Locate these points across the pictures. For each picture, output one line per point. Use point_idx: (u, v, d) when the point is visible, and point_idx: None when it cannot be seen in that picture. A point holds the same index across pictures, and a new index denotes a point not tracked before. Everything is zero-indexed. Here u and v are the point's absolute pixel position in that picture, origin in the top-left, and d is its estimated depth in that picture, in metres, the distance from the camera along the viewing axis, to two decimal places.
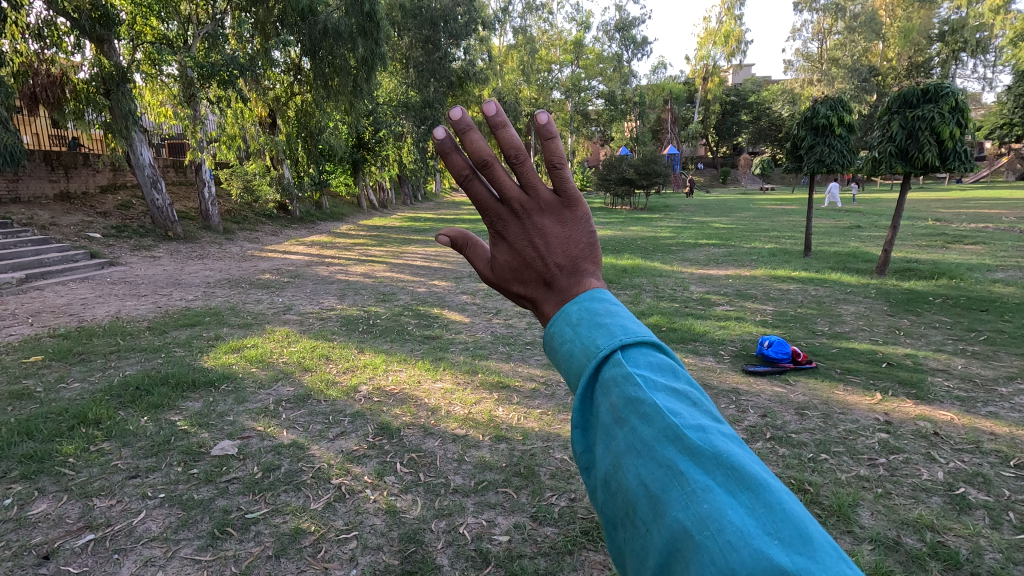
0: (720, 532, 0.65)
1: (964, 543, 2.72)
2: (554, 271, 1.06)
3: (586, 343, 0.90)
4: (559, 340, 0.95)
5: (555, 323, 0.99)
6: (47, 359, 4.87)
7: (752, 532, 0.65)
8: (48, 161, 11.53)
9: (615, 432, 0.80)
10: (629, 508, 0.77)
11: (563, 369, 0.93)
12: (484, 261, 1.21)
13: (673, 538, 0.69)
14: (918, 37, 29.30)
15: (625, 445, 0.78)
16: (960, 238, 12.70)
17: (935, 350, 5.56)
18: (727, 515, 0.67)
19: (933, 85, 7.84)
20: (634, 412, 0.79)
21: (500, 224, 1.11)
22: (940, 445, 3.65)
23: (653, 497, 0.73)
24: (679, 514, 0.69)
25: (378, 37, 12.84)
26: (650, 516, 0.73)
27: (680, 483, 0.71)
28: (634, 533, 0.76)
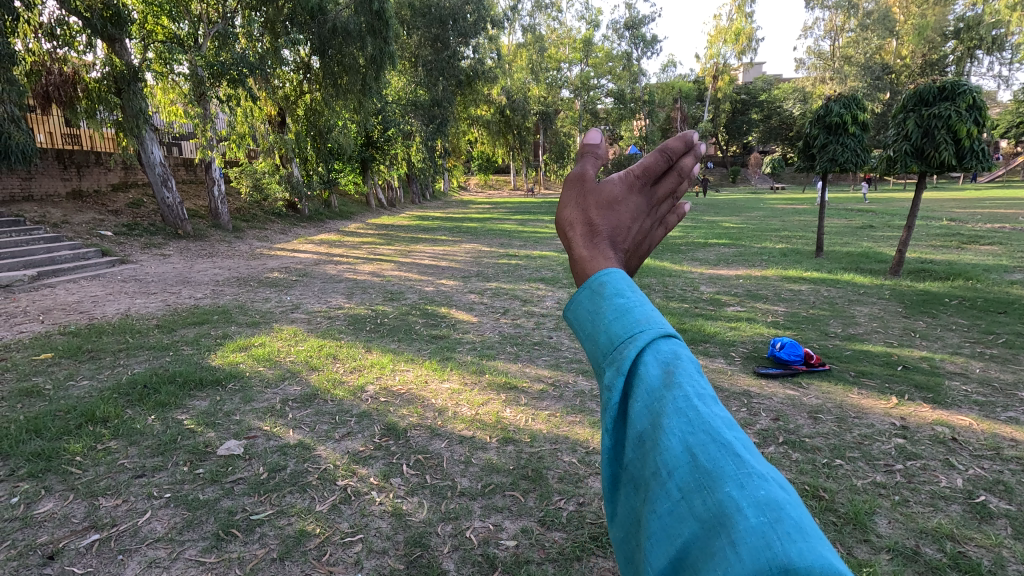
0: (778, 520, 0.56)
1: (985, 553, 2.64)
2: (622, 244, 1.04)
3: (649, 315, 0.84)
4: (611, 297, 0.87)
5: (608, 279, 0.91)
6: (57, 357, 4.89)
7: (806, 528, 0.57)
8: (61, 160, 11.66)
9: (666, 394, 0.71)
10: (666, 473, 0.65)
11: (613, 319, 0.83)
12: (584, 177, 1.14)
13: (717, 511, 0.59)
14: (933, 34, 28.87)
15: (677, 409, 0.68)
16: (976, 238, 12.47)
17: (952, 353, 5.44)
18: (783, 506, 0.59)
19: (950, 82, 7.67)
20: (696, 391, 0.71)
21: (633, 185, 1.13)
22: (958, 452, 3.56)
23: (697, 466, 0.63)
24: (731, 490, 0.60)
25: (387, 36, 13.03)
26: (692, 484, 0.62)
27: (733, 462, 0.63)
28: (663, 498, 0.64)
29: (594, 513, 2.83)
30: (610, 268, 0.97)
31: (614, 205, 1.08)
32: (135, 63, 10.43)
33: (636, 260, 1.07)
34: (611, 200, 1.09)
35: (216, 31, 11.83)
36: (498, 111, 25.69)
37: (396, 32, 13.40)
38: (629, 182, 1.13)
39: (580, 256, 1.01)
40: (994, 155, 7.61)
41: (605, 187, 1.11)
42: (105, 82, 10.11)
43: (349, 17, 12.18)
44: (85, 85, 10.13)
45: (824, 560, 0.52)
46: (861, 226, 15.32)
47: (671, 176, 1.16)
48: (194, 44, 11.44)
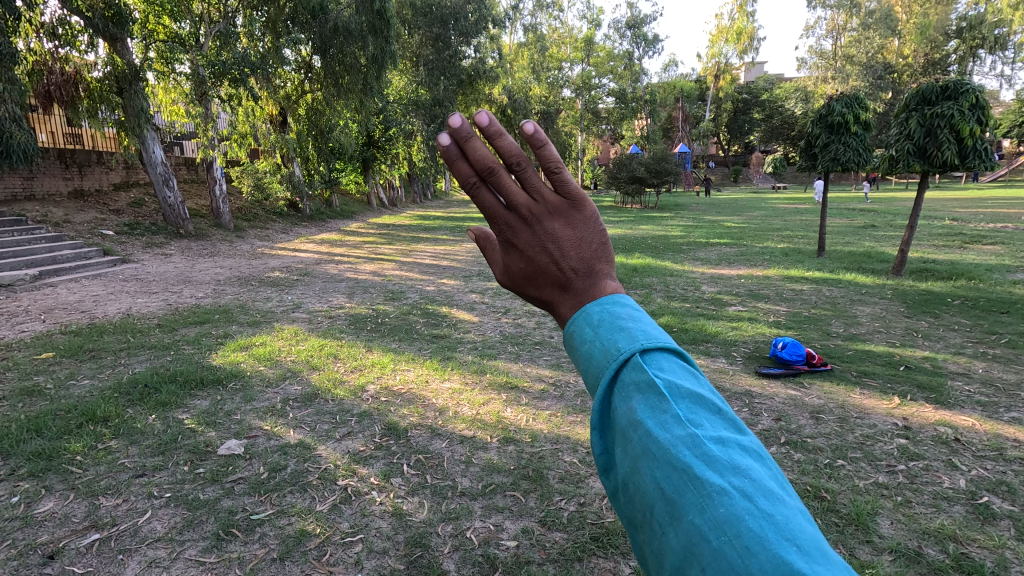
0: (738, 538, 0.62)
1: (988, 555, 2.63)
2: (570, 275, 0.96)
3: (607, 345, 0.82)
4: (579, 339, 0.87)
5: (574, 322, 0.91)
6: (58, 356, 4.89)
7: (770, 537, 0.62)
8: (63, 159, 11.67)
9: (631, 435, 0.73)
10: (647, 511, 0.71)
11: (582, 367, 0.85)
12: (498, 268, 1.09)
13: (689, 543, 0.65)
14: (936, 33, 28.78)
15: (641, 447, 0.71)
16: (978, 238, 12.43)
17: (955, 353, 5.42)
18: (744, 519, 0.63)
19: (953, 81, 7.63)
20: (654, 419, 0.72)
21: (509, 233, 1.00)
22: (961, 452, 3.54)
23: (668, 500, 0.68)
24: (696, 518, 0.65)
25: (388, 35, 12.99)
26: (666, 519, 0.68)
27: (695, 486, 0.66)
28: (652, 533, 0.71)
29: (594, 514, 2.82)
30: (575, 309, 0.96)
31: (528, 271, 1.00)
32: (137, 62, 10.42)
33: (583, 261, 0.96)
34: (523, 273, 1.00)
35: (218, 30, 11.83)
36: (499, 111, 25.64)
37: (397, 31, 13.37)
38: (506, 245, 1.01)
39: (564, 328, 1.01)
40: (997, 154, 7.57)
41: (507, 263, 1.03)
42: (107, 81, 10.15)
43: (350, 17, 12.17)
44: (86, 83, 10.29)
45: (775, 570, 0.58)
46: (864, 226, 15.29)
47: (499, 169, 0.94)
48: (196, 43, 11.45)
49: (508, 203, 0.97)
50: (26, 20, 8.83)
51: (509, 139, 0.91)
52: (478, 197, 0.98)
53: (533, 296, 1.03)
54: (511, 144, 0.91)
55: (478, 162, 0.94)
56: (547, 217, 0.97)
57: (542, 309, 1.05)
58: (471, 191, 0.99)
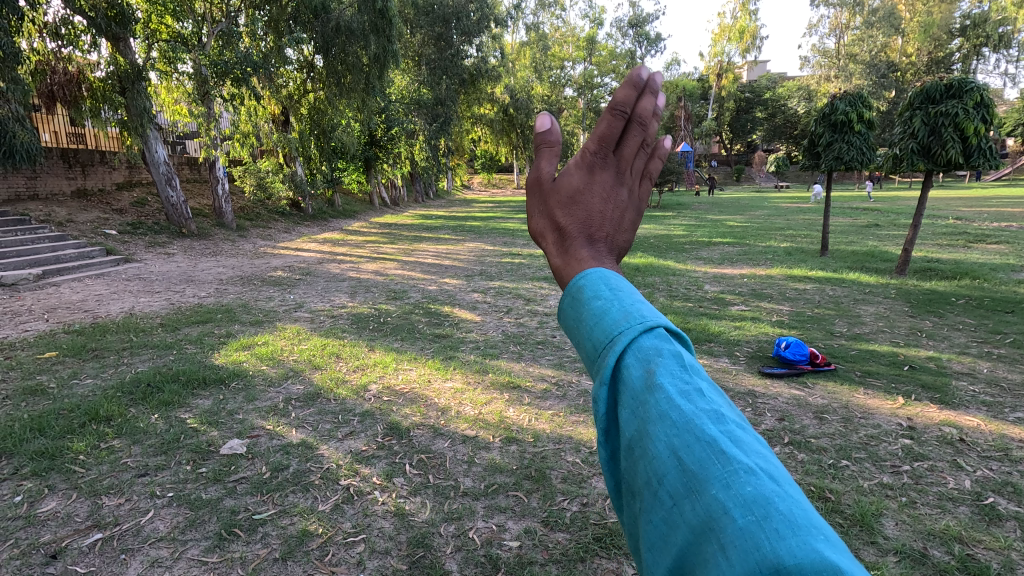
0: (765, 519, 0.54)
1: (995, 556, 2.61)
2: (601, 236, 0.95)
3: (628, 309, 0.79)
4: (591, 296, 0.83)
5: (587, 279, 0.86)
6: (61, 355, 4.90)
7: (799, 522, 0.55)
8: (66, 159, 11.72)
9: (647, 398, 0.67)
10: (656, 480, 0.64)
11: (594, 323, 0.80)
12: (543, 172, 1.05)
13: (706, 517, 0.57)
14: (939, 32, 28.64)
15: (658, 411, 0.66)
16: (983, 237, 12.37)
17: (959, 353, 5.39)
18: (772, 501, 0.57)
19: (957, 80, 7.57)
20: (676, 386, 0.67)
21: (597, 163, 1.00)
22: (966, 453, 3.52)
23: (685, 470, 0.61)
24: (718, 492, 0.58)
25: (390, 34, 13.00)
26: (680, 490, 0.61)
27: (719, 459, 0.61)
28: (657, 506, 0.63)
29: (597, 514, 2.81)
30: (592, 258, 0.92)
31: (580, 197, 0.98)
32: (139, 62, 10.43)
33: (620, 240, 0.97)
34: (575, 193, 0.98)
35: (220, 30, 11.84)
36: (501, 110, 25.65)
37: (399, 30, 13.36)
38: (588, 164, 1.00)
39: (557, 264, 0.95)
40: (1001, 153, 7.53)
41: (565, 177, 1.00)
42: (110, 81, 10.18)
43: (353, 16, 12.22)
44: (90, 83, 10.34)
45: (811, 553, 0.50)
46: (867, 225, 15.24)
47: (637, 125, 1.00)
48: (198, 42, 11.45)
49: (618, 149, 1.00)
50: (30, 20, 8.87)
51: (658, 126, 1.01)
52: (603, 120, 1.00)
53: (555, 219, 0.99)
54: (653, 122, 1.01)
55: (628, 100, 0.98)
56: (621, 182, 1.00)
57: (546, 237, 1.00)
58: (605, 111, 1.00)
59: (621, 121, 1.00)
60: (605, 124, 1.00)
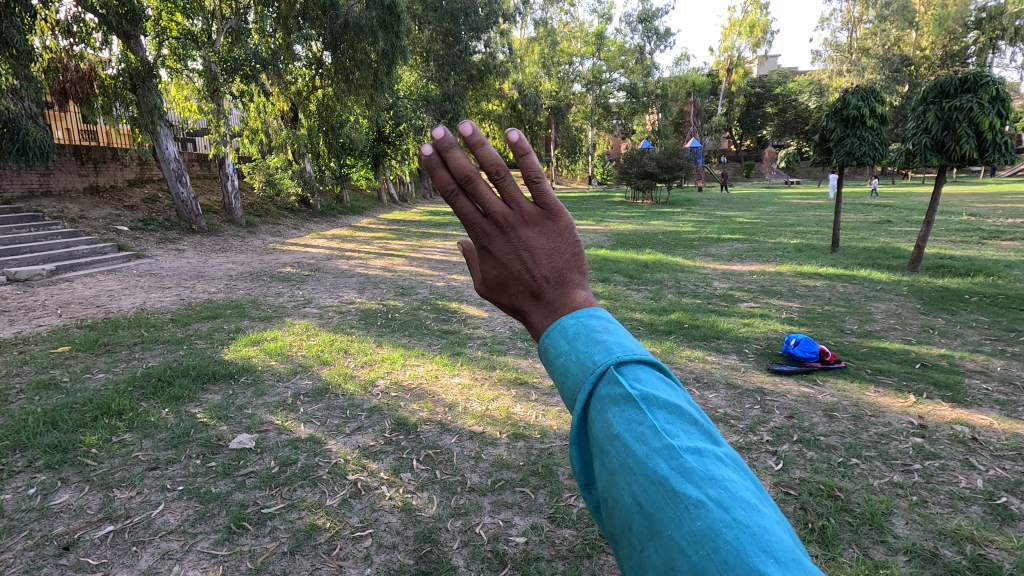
0: (717, 554, 0.59)
1: (1007, 557, 2.57)
2: (542, 283, 0.91)
3: (582, 357, 0.79)
4: (553, 352, 0.83)
5: (549, 334, 0.86)
6: (73, 350, 4.96)
7: (747, 548, 0.59)
8: (79, 156, 11.89)
9: (609, 449, 0.71)
10: (626, 526, 0.68)
11: (557, 379, 0.81)
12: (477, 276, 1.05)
13: (669, 559, 0.62)
14: (953, 25, 28.23)
15: (619, 462, 0.69)
16: (997, 233, 12.19)
17: (972, 351, 5.31)
18: (721, 532, 0.60)
19: (972, 74, 7.45)
20: (632, 432, 0.69)
21: (484, 239, 0.94)
22: (979, 452, 3.47)
23: (647, 515, 0.65)
24: (674, 533, 0.62)
25: (398, 30, 12.97)
26: (644, 534, 0.65)
27: (674, 500, 0.64)
28: (631, 549, 0.68)
29: None
30: (548, 318, 0.91)
31: (501, 277, 0.94)
32: (150, 59, 10.50)
33: (558, 270, 0.92)
34: (497, 278, 0.95)
35: (229, 27, 11.87)
36: (509, 106, 25.52)
37: (407, 26, 13.34)
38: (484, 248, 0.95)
39: (532, 336, 0.95)
40: (1017, 148, 7.40)
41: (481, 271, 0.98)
42: (121, 77, 10.30)
43: (361, 12, 12.15)
44: (102, 81, 10.51)
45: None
46: (881, 221, 15.04)
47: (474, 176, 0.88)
48: (207, 40, 11.51)
49: (485, 210, 0.92)
50: (42, 18, 8.98)
51: (490, 148, 0.84)
52: (455, 207, 0.93)
53: (507, 304, 0.98)
54: (491, 154, 0.85)
55: (457, 171, 0.90)
56: (521, 225, 0.92)
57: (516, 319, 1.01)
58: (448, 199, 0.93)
59: (462, 196, 0.90)
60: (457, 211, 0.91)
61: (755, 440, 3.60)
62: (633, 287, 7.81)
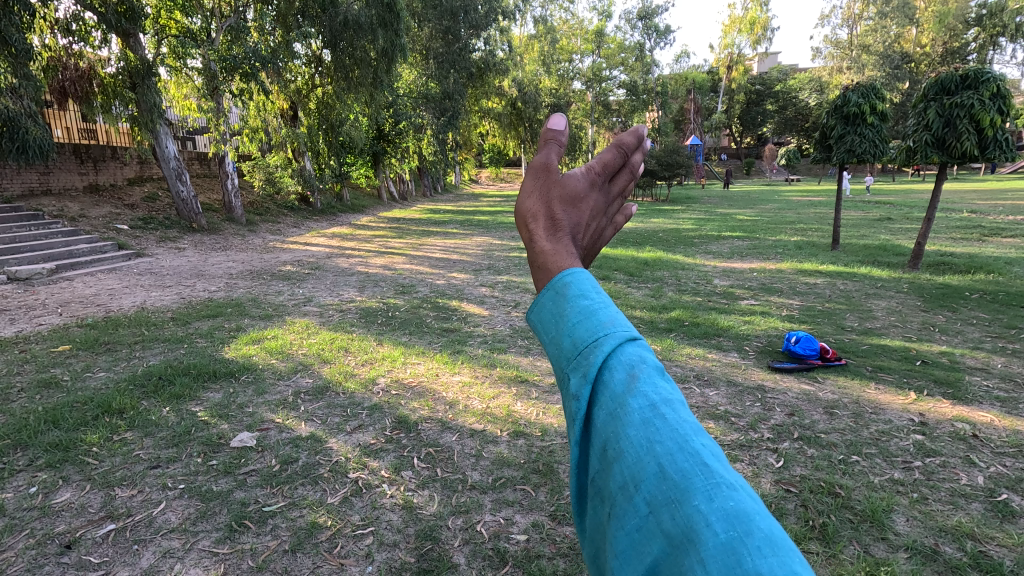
0: (748, 535, 0.52)
1: (1007, 553, 2.58)
2: (585, 242, 0.94)
3: (614, 318, 0.78)
4: (574, 296, 0.80)
5: (569, 278, 0.83)
6: (74, 349, 4.97)
7: (776, 541, 0.54)
8: (78, 155, 11.89)
9: (630, 403, 0.65)
10: (631, 485, 0.60)
11: (575, 322, 0.77)
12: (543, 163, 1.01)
13: (686, 528, 0.54)
14: (954, 21, 28.17)
15: (641, 419, 0.64)
16: (997, 230, 12.18)
17: (972, 348, 5.31)
18: (754, 518, 0.55)
19: (973, 71, 7.43)
20: (659, 396, 0.66)
21: (599, 178, 1.00)
22: (980, 449, 3.47)
23: (664, 477, 0.59)
24: (699, 504, 0.55)
25: (398, 28, 12.91)
26: (659, 498, 0.58)
27: (702, 471, 0.59)
28: (630, 512, 0.60)
29: None
30: (573, 260, 0.89)
31: (577, 202, 0.96)
32: (150, 57, 10.46)
33: (589, 258, 0.97)
34: (575, 196, 0.96)
35: (229, 24, 11.83)
36: (508, 104, 25.45)
37: (406, 24, 13.29)
38: (593, 177, 1.00)
39: (541, 250, 0.90)
40: (1018, 145, 7.37)
41: (569, 177, 0.98)
42: (121, 76, 10.27)
43: (360, 10, 12.07)
44: (101, 80, 10.57)
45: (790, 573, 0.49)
46: (881, 218, 15.02)
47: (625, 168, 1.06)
48: (207, 38, 11.45)
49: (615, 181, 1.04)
50: (41, 17, 8.97)
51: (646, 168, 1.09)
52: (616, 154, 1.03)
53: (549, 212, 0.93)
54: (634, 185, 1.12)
55: (638, 161, 1.07)
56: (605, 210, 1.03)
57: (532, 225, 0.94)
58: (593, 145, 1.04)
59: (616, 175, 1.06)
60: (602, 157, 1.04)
61: (756, 438, 3.60)
62: (633, 285, 7.80)
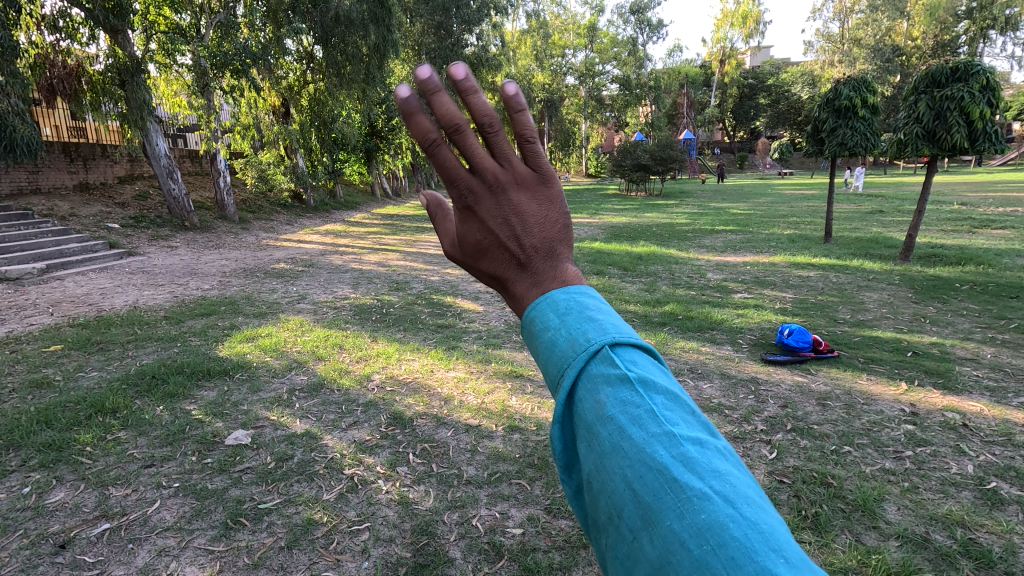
0: (722, 547, 0.55)
1: (997, 540, 2.62)
2: (530, 252, 0.89)
3: (575, 335, 0.76)
4: (541, 327, 0.80)
5: (536, 306, 0.83)
6: (66, 349, 4.93)
7: (754, 546, 0.55)
8: (68, 153, 11.80)
9: (600, 430, 0.67)
10: (616, 514, 0.64)
11: (543, 355, 0.78)
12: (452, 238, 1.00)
13: (664, 552, 0.58)
14: (945, 14, 28.28)
15: (612, 445, 0.65)
16: (987, 222, 12.29)
17: (963, 338, 5.37)
18: (727, 527, 0.57)
19: (963, 63, 7.47)
20: (628, 415, 0.66)
21: (470, 199, 0.89)
22: (969, 438, 3.51)
23: (641, 504, 0.61)
24: (673, 525, 0.58)
25: (389, 23, 12.84)
26: (638, 523, 0.61)
27: (672, 488, 0.60)
28: (620, 541, 0.64)
29: None
30: (533, 291, 0.88)
31: (485, 244, 0.91)
32: (139, 54, 10.37)
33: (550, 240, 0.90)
34: (479, 244, 0.91)
35: (219, 20, 11.69)
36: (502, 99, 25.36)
37: (398, 19, 13.22)
38: (465, 212, 0.91)
39: (512, 312, 0.93)
40: (1008, 137, 7.41)
41: (463, 231, 0.92)
42: (110, 74, 10.19)
43: (352, 5, 11.93)
44: (90, 77, 10.42)
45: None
46: (873, 211, 15.12)
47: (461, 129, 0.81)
48: (197, 34, 11.27)
49: (475, 167, 0.86)
50: (28, 12, 8.83)
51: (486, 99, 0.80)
52: (437, 158, 0.86)
53: (486, 271, 0.94)
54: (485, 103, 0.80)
55: (443, 118, 0.79)
56: (513, 186, 0.89)
57: (493, 287, 0.97)
58: (429, 150, 0.86)
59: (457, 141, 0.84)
60: (446, 161, 0.86)
61: (750, 430, 3.63)
62: (627, 280, 7.82)
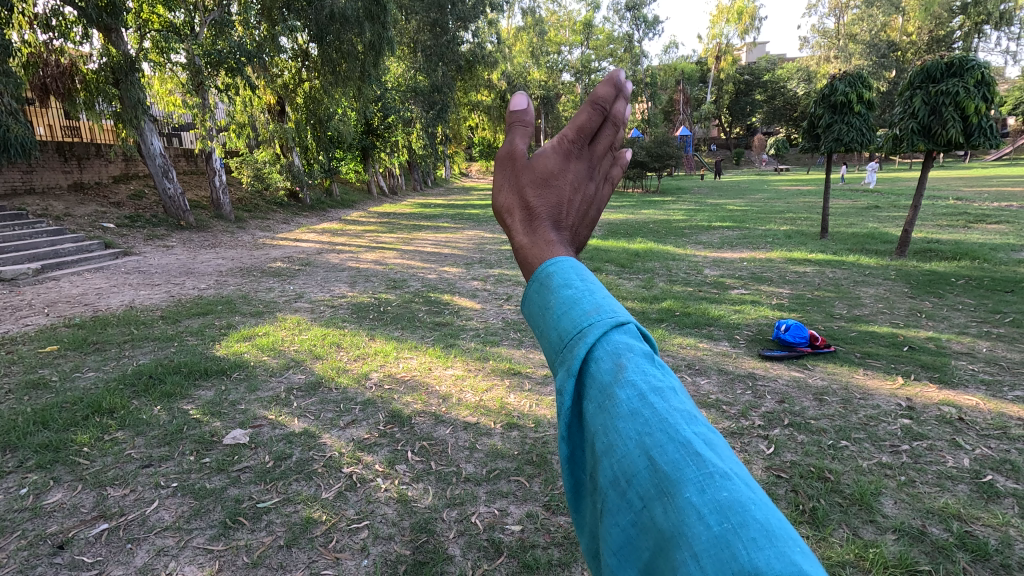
0: (742, 527, 0.52)
1: (992, 533, 2.63)
2: (564, 223, 0.90)
3: (597, 304, 0.77)
4: (560, 284, 0.80)
5: (554, 268, 0.83)
6: (62, 349, 4.91)
7: (775, 530, 0.53)
8: (61, 153, 11.71)
9: (617, 393, 0.66)
10: (624, 482, 0.61)
11: (561, 312, 0.77)
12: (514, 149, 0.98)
13: (678, 524, 0.54)
14: (940, 10, 28.36)
15: (629, 408, 0.63)
16: (982, 217, 12.35)
17: (958, 332, 5.40)
18: (748, 509, 0.55)
19: (958, 59, 7.49)
20: (649, 385, 0.66)
21: (575, 151, 0.95)
22: (965, 431, 3.53)
23: (655, 470, 0.59)
24: (691, 496, 0.55)
25: (385, 20, 12.80)
26: (650, 492, 0.58)
27: (694, 461, 0.58)
28: (624, 509, 0.61)
29: None
30: (549, 254, 0.87)
31: (551, 180, 0.92)
32: (133, 53, 10.31)
33: (580, 233, 0.93)
34: (548, 175, 0.92)
35: (213, 19, 11.48)
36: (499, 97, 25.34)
37: (394, 17, 13.18)
38: (565, 150, 0.95)
39: (521, 245, 0.90)
40: (1002, 132, 7.42)
41: (540, 160, 0.94)
42: (103, 73, 10.08)
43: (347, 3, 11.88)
44: (84, 76, 10.24)
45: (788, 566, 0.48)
46: (869, 207, 15.17)
47: (614, 125, 0.97)
48: (190, 32, 11.16)
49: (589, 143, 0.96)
50: (19, 11, 8.71)
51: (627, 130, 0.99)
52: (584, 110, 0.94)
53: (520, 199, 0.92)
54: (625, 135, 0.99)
55: (615, 113, 0.96)
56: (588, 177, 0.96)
57: (509, 215, 0.93)
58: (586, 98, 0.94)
59: (599, 117, 0.95)
60: (585, 115, 0.94)
61: (747, 425, 3.64)
62: (624, 277, 7.82)
